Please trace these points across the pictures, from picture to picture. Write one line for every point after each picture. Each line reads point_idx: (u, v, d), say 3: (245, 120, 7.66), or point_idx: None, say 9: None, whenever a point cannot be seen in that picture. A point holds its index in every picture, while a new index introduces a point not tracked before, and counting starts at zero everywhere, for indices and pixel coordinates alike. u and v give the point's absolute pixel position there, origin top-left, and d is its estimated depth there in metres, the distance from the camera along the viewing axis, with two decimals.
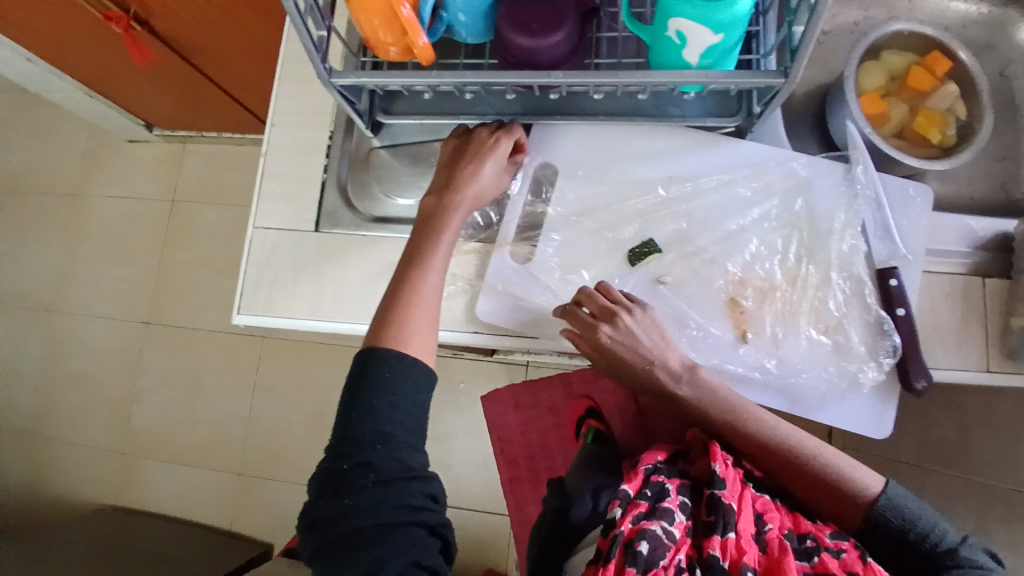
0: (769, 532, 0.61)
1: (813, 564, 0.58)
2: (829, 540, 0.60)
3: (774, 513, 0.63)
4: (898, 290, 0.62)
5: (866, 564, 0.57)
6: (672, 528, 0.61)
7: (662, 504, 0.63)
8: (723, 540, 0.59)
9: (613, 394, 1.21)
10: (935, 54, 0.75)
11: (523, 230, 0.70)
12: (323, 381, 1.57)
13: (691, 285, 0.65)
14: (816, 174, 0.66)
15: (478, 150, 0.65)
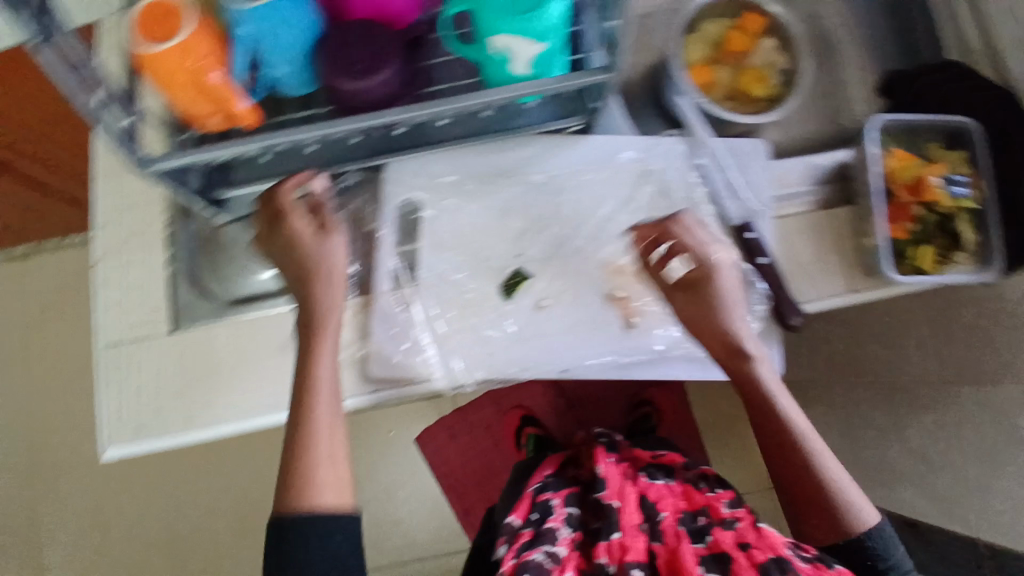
0: (663, 520, 0.65)
1: (707, 544, 0.63)
2: (725, 513, 0.65)
3: (665, 498, 0.68)
4: (757, 241, 0.66)
5: (758, 531, 0.62)
6: (556, 548, 0.65)
7: (546, 526, 0.67)
8: (608, 544, 0.65)
9: (541, 396, 1.27)
10: (746, 15, 0.79)
11: (400, 273, 0.66)
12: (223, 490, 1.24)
13: (571, 288, 0.67)
14: (661, 154, 0.68)
15: (284, 248, 0.60)
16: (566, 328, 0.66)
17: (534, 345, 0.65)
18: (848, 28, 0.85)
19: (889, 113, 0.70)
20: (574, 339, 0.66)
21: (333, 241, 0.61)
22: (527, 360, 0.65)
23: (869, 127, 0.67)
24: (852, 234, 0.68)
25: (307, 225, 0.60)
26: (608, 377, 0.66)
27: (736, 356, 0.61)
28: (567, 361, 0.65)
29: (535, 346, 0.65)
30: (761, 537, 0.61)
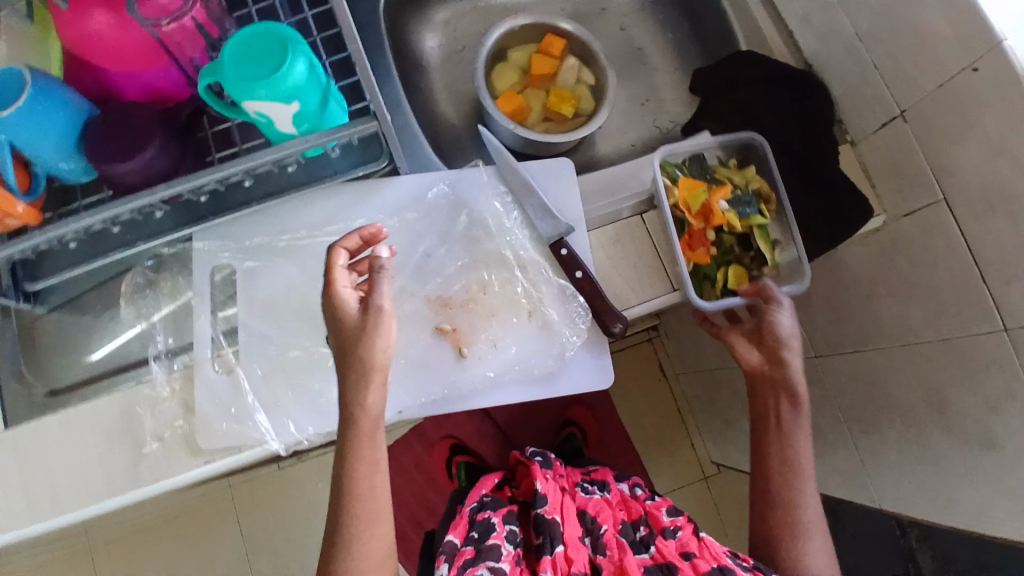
0: (604, 534, 0.67)
1: (651, 555, 0.64)
2: (665, 523, 0.67)
3: (605, 512, 0.70)
4: (571, 256, 0.67)
5: (700, 541, 0.63)
6: (501, 565, 0.62)
7: (488, 542, 0.64)
8: (553, 558, 0.63)
9: (468, 423, 1.34)
10: (547, 37, 0.85)
11: (220, 339, 0.66)
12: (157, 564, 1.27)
13: (397, 328, 0.67)
14: (467, 186, 0.71)
15: (331, 321, 0.57)
16: (396, 369, 0.66)
17: None
18: (653, 36, 0.95)
19: (665, 145, 0.73)
20: (406, 377, 0.66)
21: (377, 319, 0.54)
22: None
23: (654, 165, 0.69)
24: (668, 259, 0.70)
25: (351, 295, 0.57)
26: (446, 410, 0.66)
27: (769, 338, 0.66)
28: (402, 401, 0.66)
29: None
30: (703, 546, 0.63)
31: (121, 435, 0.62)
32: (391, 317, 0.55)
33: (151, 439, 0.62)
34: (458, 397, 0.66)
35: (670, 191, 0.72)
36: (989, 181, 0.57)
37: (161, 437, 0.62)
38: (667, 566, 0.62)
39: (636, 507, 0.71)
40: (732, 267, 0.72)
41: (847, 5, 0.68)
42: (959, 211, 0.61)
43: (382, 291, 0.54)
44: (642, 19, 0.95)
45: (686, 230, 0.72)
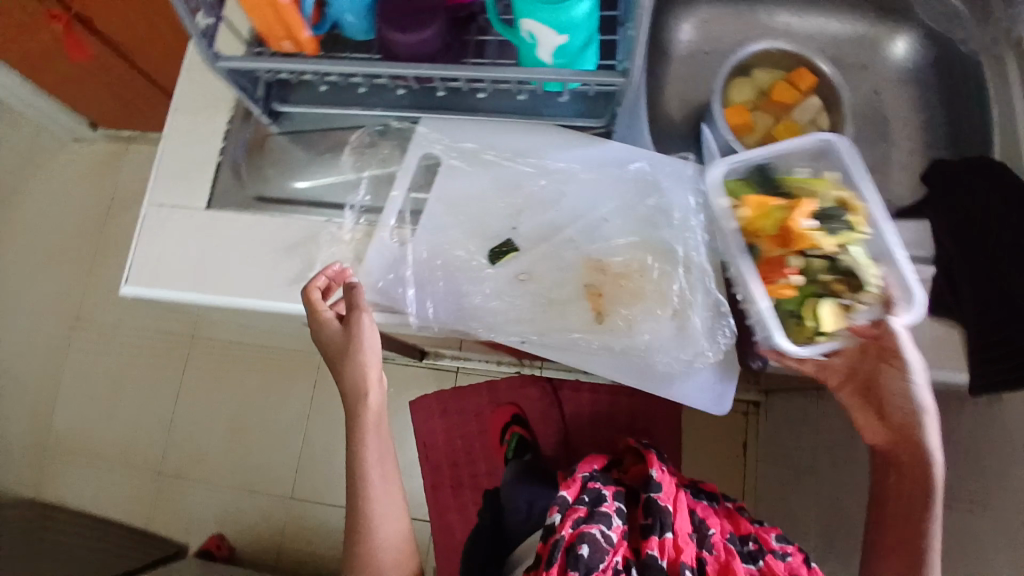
0: (712, 535, 0.77)
1: (759, 567, 0.74)
2: (775, 545, 0.77)
3: (715, 518, 0.80)
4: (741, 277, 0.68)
5: (809, 569, 0.74)
6: (610, 532, 0.73)
7: (600, 509, 0.75)
8: (661, 540, 0.74)
9: (539, 400, 1.32)
10: (799, 71, 0.86)
11: (405, 214, 0.73)
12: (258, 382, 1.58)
13: (549, 269, 0.71)
14: (666, 175, 0.72)
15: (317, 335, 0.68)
16: (534, 304, 0.70)
17: (503, 311, 0.70)
18: (905, 111, 0.91)
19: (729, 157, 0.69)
20: (540, 315, 0.70)
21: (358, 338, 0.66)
22: (493, 321, 0.70)
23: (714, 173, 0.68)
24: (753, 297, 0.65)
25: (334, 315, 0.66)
26: (560, 360, 0.69)
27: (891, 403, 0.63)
28: (527, 334, 0.69)
29: (503, 312, 0.70)
30: (812, 575, 0.73)
31: (297, 254, 0.71)
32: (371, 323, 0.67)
33: (318, 268, 0.70)
34: (577, 356, 0.68)
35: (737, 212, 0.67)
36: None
37: (326, 269, 0.70)
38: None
39: (743, 524, 0.81)
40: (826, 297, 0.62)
41: None
42: None
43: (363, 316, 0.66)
44: (900, 92, 0.92)
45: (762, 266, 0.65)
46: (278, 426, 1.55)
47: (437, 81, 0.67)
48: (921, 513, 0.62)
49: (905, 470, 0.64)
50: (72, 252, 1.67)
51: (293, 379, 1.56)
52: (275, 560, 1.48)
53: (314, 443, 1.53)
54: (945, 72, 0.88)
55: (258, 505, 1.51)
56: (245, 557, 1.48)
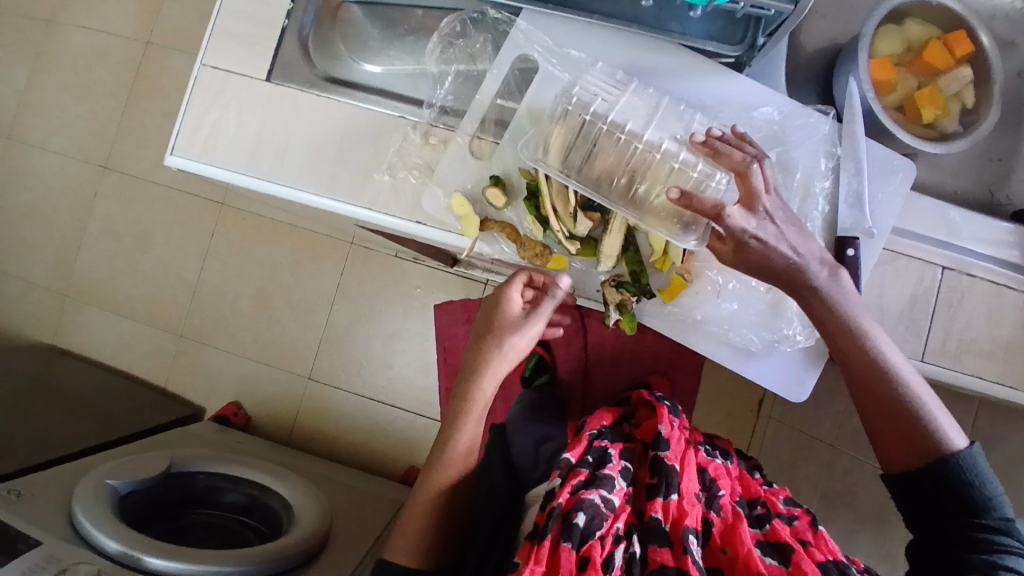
0: (721, 497, 0.74)
1: (765, 531, 0.72)
2: (782, 509, 0.76)
3: (725, 481, 0.78)
4: (853, 261, 0.62)
5: (815, 533, 0.71)
6: (611, 497, 0.69)
7: (603, 472, 0.72)
8: (665, 502, 0.71)
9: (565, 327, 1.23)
10: (959, 33, 0.72)
11: (488, 123, 0.63)
12: (286, 261, 1.54)
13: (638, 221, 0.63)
14: (791, 125, 0.64)
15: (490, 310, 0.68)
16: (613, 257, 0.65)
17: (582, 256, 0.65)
18: None
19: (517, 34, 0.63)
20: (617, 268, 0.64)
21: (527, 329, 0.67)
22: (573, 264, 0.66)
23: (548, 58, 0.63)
24: (661, 177, 0.59)
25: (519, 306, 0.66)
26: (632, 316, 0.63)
27: (801, 289, 0.57)
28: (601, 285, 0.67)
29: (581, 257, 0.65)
30: (817, 538, 0.71)
31: (364, 151, 0.63)
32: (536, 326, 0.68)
33: (385, 170, 0.62)
34: (655, 315, 0.63)
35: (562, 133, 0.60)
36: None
37: (393, 173, 0.62)
38: (779, 545, 0.69)
39: (753, 488, 0.80)
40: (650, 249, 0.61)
41: None
42: None
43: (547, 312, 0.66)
44: None
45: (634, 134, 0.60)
46: (300, 309, 1.54)
47: None
48: (890, 380, 0.58)
49: (852, 357, 0.59)
50: (103, 94, 1.58)
51: (320, 264, 1.53)
52: (288, 435, 1.52)
53: (335, 331, 1.52)
54: None
55: (275, 382, 1.54)
56: (259, 427, 1.53)
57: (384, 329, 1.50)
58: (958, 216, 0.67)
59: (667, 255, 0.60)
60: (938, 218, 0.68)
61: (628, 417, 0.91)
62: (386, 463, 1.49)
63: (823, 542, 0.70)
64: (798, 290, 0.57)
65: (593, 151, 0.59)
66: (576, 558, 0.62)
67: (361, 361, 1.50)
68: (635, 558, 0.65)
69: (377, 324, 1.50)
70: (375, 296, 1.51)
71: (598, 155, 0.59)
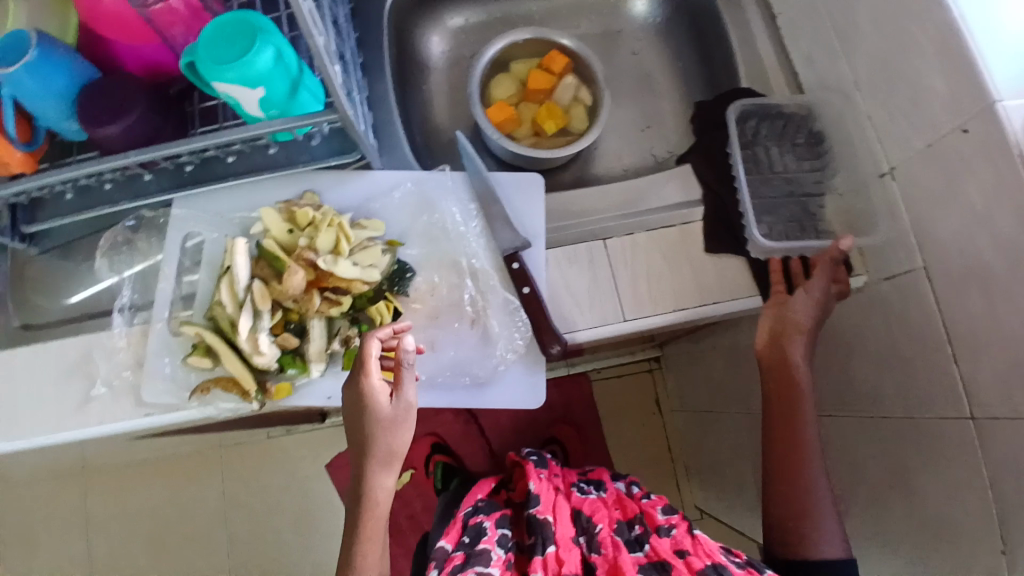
0: (599, 532, 0.71)
1: (645, 553, 0.68)
2: (659, 522, 0.71)
3: (602, 512, 0.74)
4: (521, 270, 0.68)
5: (692, 539, 0.67)
6: (490, 568, 0.68)
7: (479, 547, 0.70)
8: (544, 557, 0.68)
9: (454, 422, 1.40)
10: (551, 54, 0.86)
11: (177, 304, 0.70)
12: (166, 493, 1.49)
13: (434, 251, 0.72)
14: (433, 190, 0.73)
15: (353, 403, 0.62)
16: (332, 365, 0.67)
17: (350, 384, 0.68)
18: (665, 64, 0.94)
19: (176, 206, 0.72)
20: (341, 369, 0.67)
21: (404, 409, 0.62)
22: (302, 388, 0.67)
23: (225, 216, 0.72)
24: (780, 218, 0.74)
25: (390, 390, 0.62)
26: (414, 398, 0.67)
27: (775, 346, 0.68)
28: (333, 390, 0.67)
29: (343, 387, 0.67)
30: (695, 544, 0.66)
31: (77, 376, 0.66)
32: (382, 386, 0.61)
33: (101, 384, 0.66)
34: None
35: (256, 270, 0.66)
36: (972, 251, 0.54)
37: (109, 383, 0.66)
38: (660, 564, 0.66)
39: (631, 507, 0.76)
40: (356, 329, 0.67)
41: (851, 56, 0.67)
42: (939, 282, 0.58)
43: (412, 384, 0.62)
44: (655, 46, 0.94)
45: (314, 233, 0.67)
46: (198, 533, 1.47)
47: (185, 156, 0.62)
48: (807, 465, 0.67)
49: (784, 424, 0.68)
50: None
51: (196, 480, 1.49)
52: None
53: (241, 537, 1.46)
54: (689, 14, 0.90)
55: None
56: None
57: (288, 510, 1.46)
58: (629, 192, 0.75)
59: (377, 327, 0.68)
60: (611, 201, 0.75)
61: (509, 484, 0.91)
62: None
63: (699, 546, 0.65)
64: (778, 365, 0.69)
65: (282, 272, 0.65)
66: None
67: (278, 554, 1.44)
68: None
69: (279, 509, 1.46)
70: (266, 484, 1.47)
71: (287, 274, 0.64)
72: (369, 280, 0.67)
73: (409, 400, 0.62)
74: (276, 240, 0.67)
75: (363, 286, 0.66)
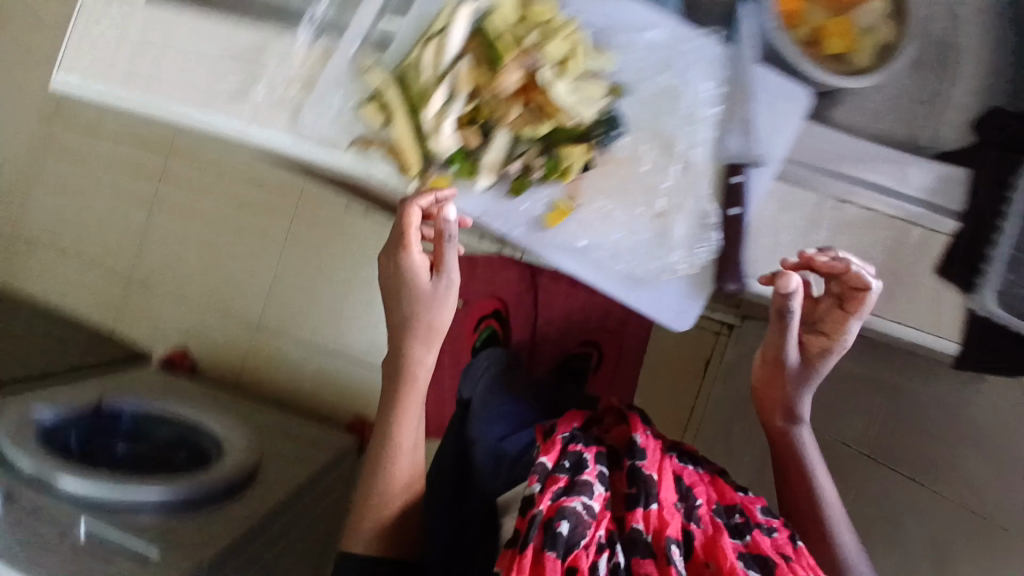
0: (698, 508, 0.71)
1: (745, 542, 0.68)
2: (760, 519, 0.71)
3: (700, 488, 0.74)
4: (739, 188, 0.59)
5: (795, 547, 0.68)
6: (592, 502, 0.67)
7: (582, 478, 0.69)
8: (645, 511, 0.68)
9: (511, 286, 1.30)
10: None
11: (367, 44, 0.60)
12: (232, 212, 1.54)
13: (651, 119, 0.61)
14: (686, 50, 0.61)
15: (395, 275, 0.69)
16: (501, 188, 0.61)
17: (500, 218, 0.62)
18: None
19: None
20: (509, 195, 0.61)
21: (445, 286, 0.69)
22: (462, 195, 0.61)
23: None
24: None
25: (422, 263, 0.68)
26: (560, 262, 0.62)
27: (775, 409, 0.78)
28: (488, 210, 0.61)
29: (500, 218, 0.61)
30: (797, 553, 0.68)
31: (241, 64, 0.60)
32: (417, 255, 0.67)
33: (262, 84, 0.60)
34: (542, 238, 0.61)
35: (469, 46, 0.57)
36: None
37: (271, 86, 0.60)
38: (761, 558, 0.66)
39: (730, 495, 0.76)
40: (542, 161, 0.59)
41: None
42: None
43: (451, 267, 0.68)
44: None
45: (545, 36, 0.56)
46: (245, 259, 1.55)
47: None
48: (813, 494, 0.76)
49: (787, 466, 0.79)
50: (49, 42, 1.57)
51: (261, 213, 1.53)
52: (235, 382, 1.57)
53: (281, 282, 1.53)
54: None
55: (220, 328, 1.58)
56: (205, 371, 1.59)
57: (328, 283, 1.51)
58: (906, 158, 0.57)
59: (563, 168, 0.60)
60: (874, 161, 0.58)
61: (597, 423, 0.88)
62: (333, 413, 1.52)
63: (803, 559, 0.67)
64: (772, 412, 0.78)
65: (499, 65, 0.56)
66: (562, 567, 0.60)
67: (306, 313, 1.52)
68: (620, 567, 0.63)
69: (323, 276, 1.51)
70: (321, 249, 1.51)
71: (502, 70, 0.56)
72: (579, 117, 0.58)
73: (448, 277, 0.69)
74: (501, 22, 0.56)
75: (569, 121, 0.58)
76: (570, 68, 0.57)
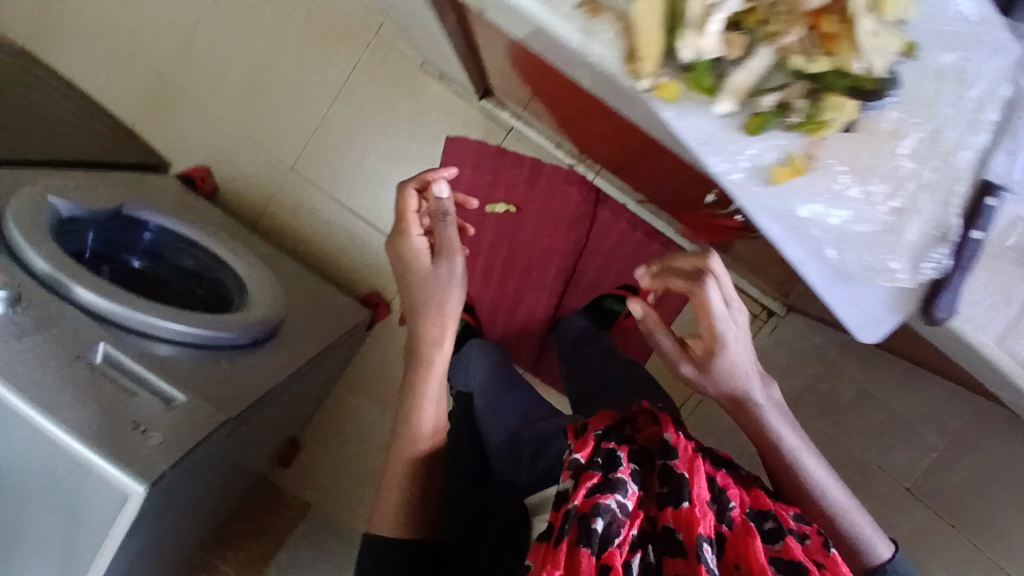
0: (732, 509, 0.63)
1: (779, 547, 0.61)
2: (793, 525, 0.64)
3: (734, 490, 0.66)
4: (991, 209, 0.56)
5: (830, 556, 0.61)
6: (626, 500, 0.61)
7: (615, 473, 0.63)
8: (675, 510, 0.61)
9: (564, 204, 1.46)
10: None
11: None
12: (297, 41, 1.46)
13: (927, 100, 0.53)
14: (989, 37, 0.53)
15: (403, 259, 0.87)
16: (734, 119, 0.50)
17: (718, 153, 0.50)
18: None
19: None
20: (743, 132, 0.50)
21: (451, 270, 0.86)
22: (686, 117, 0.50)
23: None
24: None
25: (423, 246, 0.86)
26: (769, 229, 0.55)
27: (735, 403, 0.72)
28: (707, 141, 0.50)
29: (718, 153, 0.50)
30: (832, 563, 0.60)
31: None
32: (417, 240, 0.85)
33: None
34: (764, 195, 0.52)
35: None
36: None
37: None
38: (795, 565, 0.59)
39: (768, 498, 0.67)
40: (804, 103, 0.48)
41: None
42: None
43: (450, 249, 0.85)
44: None
45: None
46: (299, 95, 1.48)
47: None
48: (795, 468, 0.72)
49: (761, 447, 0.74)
50: None
51: (331, 50, 1.45)
52: (258, 220, 1.53)
53: (333, 128, 1.48)
54: None
55: (252, 159, 1.52)
56: (227, 198, 1.53)
57: (382, 146, 1.47)
58: None
59: (821, 119, 0.49)
60: None
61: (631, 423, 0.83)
62: (352, 280, 1.51)
63: (838, 568, 0.60)
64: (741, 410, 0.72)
65: None
66: (596, 564, 0.56)
67: (354, 170, 1.48)
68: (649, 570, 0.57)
69: (382, 137, 1.46)
70: (386, 109, 1.46)
71: None
72: (870, 62, 0.47)
73: (451, 260, 0.86)
74: None
75: (856, 64, 0.47)
76: (884, 4, 0.46)
